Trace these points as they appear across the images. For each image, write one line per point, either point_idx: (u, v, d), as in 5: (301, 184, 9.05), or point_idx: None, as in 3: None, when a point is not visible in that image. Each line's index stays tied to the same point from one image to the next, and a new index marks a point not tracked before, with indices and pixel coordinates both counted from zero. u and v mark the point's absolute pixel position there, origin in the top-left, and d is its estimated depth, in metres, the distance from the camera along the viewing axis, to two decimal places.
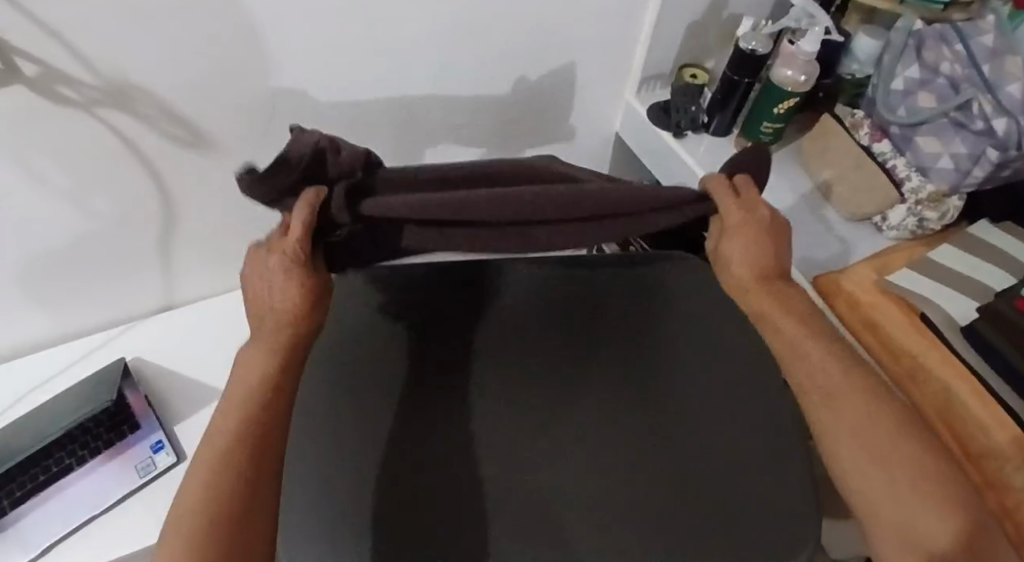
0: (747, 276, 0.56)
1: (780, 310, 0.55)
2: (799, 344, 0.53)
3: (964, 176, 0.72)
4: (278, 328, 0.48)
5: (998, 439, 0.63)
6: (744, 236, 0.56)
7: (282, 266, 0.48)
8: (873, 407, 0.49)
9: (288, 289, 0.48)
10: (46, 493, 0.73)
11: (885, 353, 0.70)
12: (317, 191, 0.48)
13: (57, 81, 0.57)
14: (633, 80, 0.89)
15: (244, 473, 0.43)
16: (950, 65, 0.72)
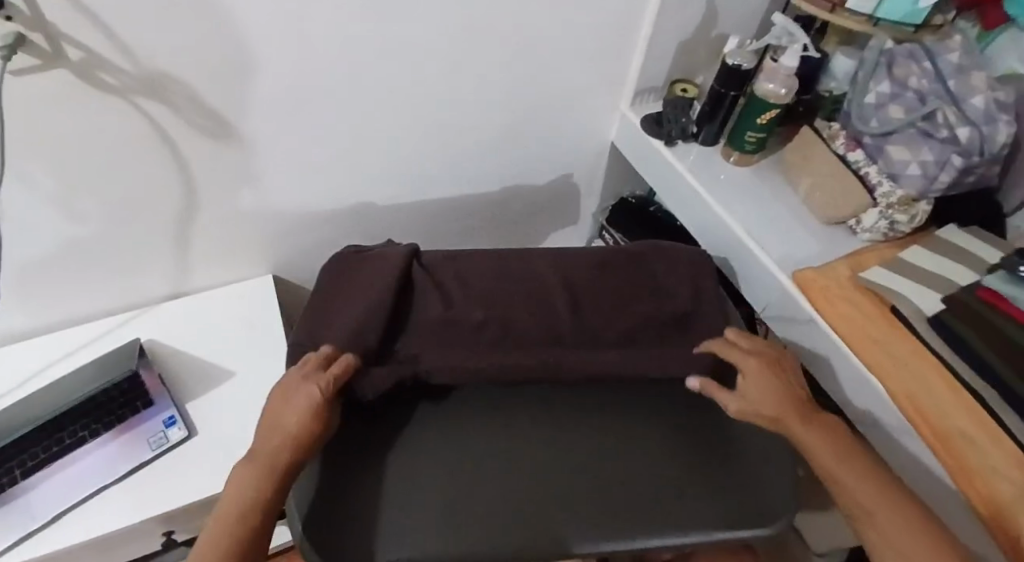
0: (778, 407, 0.70)
1: (824, 442, 0.67)
2: (837, 466, 0.66)
3: (931, 182, 0.77)
4: (281, 453, 0.62)
5: (961, 422, 0.68)
6: (763, 376, 0.73)
7: (301, 395, 0.66)
8: (903, 518, 0.62)
9: (298, 414, 0.65)
10: (58, 464, 0.79)
11: (857, 342, 0.75)
12: (345, 359, 0.71)
13: (98, 68, 0.65)
14: (629, 91, 0.97)
15: (237, 533, 0.58)
16: (918, 80, 0.79)
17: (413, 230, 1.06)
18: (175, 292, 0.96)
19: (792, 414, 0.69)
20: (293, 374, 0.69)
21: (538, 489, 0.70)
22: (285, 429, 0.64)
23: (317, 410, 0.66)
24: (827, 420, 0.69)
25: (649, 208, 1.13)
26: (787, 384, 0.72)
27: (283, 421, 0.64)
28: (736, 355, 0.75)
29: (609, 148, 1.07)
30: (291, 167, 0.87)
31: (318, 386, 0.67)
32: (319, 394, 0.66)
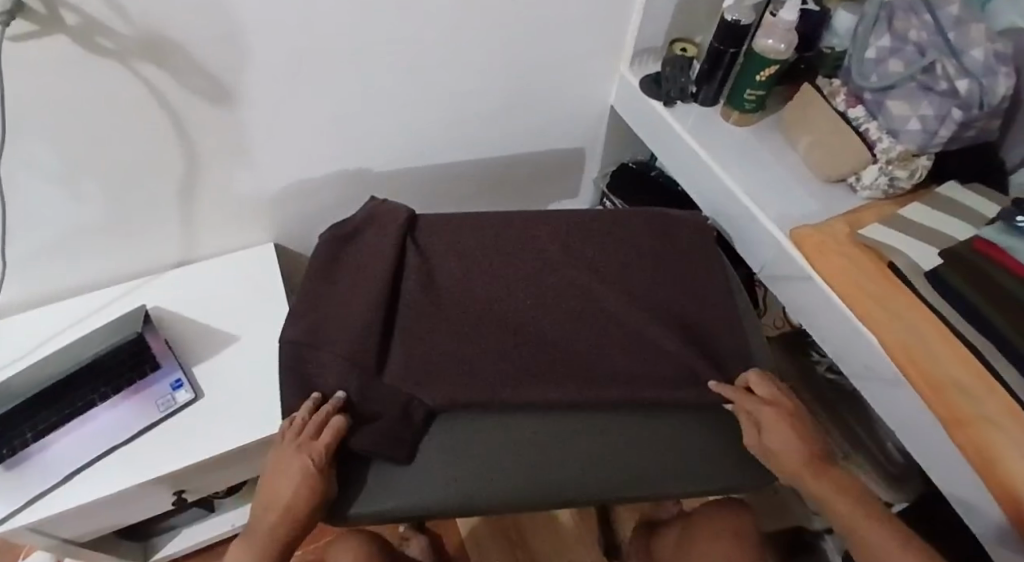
0: (792, 465, 0.69)
1: (842, 500, 0.67)
2: (857, 524, 0.66)
3: (931, 137, 0.77)
4: (278, 527, 0.65)
5: (953, 371, 0.69)
6: (783, 432, 0.70)
7: (293, 473, 0.65)
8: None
9: (291, 493, 0.65)
10: (72, 425, 0.81)
11: (850, 293, 0.75)
12: (338, 424, 0.67)
13: (96, 32, 0.65)
14: (627, 53, 0.96)
15: None
16: (918, 33, 0.77)
17: (412, 197, 1.06)
18: (180, 260, 0.97)
19: (808, 471, 0.69)
20: (290, 439, 0.68)
21: (530, 439, 0.72)
22: (282, 505, 0.65)
23: (308, 486, 0.65)
24: (843, 476, 0.69)
25: (649, 173, 1.12)
26: (805, 441, 0.70)
27: (280, 497, 0.65)
28: (753, 407, 0.73)
29: (608, 112, 1.07)
30: (289, 135, 0.87)
31: (312, 455, 0.66)
32: (316, 465, 0.65)
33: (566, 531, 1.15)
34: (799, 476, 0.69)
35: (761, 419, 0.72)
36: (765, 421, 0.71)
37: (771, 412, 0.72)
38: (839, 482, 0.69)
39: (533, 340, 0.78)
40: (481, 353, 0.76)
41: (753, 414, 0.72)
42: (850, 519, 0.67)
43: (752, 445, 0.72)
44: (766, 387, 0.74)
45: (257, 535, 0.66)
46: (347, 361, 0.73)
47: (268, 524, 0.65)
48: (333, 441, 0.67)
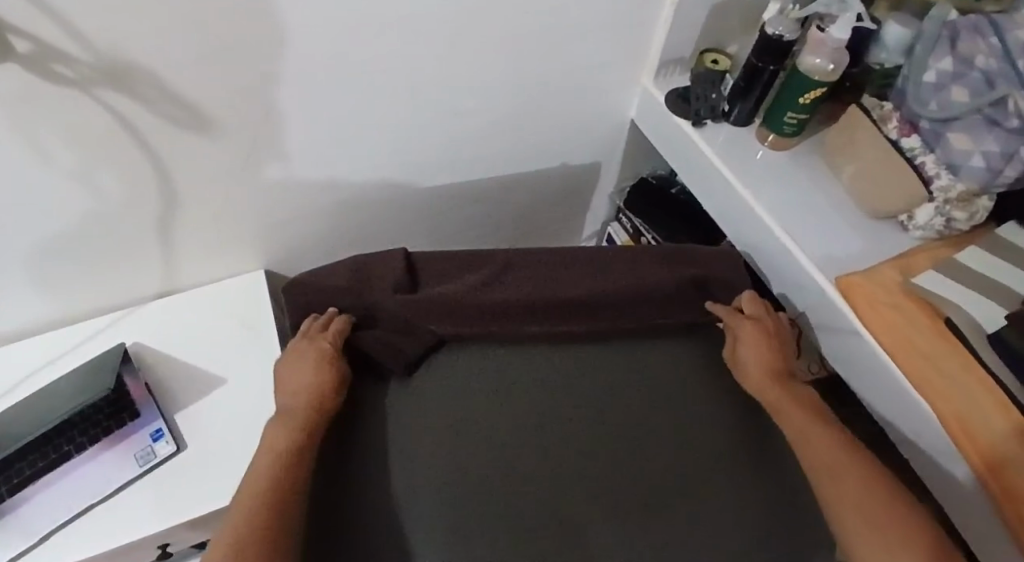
0: (759, 374, 0.74)
1: (795, 406, 0.71)
2: (809, 431, 0.68)
3: (996, 175, 0.68)
4: (303, 405, 0.68)
5: (999, 428, 0.62)
6: (755, 345, 0.76)
7: (315, 359, 0.71)
8: (888, 502, 0.62)
9: (316, 372, 0.70)
10: (47, 480, 0.74)
11: (898, 347, 0.68)
12: (343, 322, 0.75)
13: (51, 59, 0.56)
14: (651, 64, 0.87)
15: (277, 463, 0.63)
16: (985, 59, 0.68)
17: (414, 218, 0.99)
18: (162, 289, 0.90)
19: (770, 382, 0.74)
20: (300, 339, 0.74)
21: (519, 482, 0.68)
22: (301, 387, 0.70)
23: (329, 366, 0.71)
24: (800, 392, 0.73)
25: (670, 189, 1.03)
26: (774, 355, 0.75)
27: (297, 384, 0.70)
28: (735, 323, 0.78)
29: (627, 125, 0.98)
30: (278, 160, 0.79)
31: (325, 342, 0.72)
32: (327, 347, 0.72)
33: None
34: (764, 383, 0.74)
35: (740, 334, 0.77)
36: (740, 332, 0.77)
37: (748, 319, 0.77)
38: (799, 396, 0.73)
39: (536, 277, 0.80)
40: (490, 284, 0.79)
41: (733, 328, 0.78)
42: (802, 429, 0.69)
43: (728, 357, 0.78)
44: (752, 303, 0.79)
45: (277, 425, 0.67)
46: (352, 302, 0.77)
47: (289, 412, 0.68)
48: (341, 335, 0.75)
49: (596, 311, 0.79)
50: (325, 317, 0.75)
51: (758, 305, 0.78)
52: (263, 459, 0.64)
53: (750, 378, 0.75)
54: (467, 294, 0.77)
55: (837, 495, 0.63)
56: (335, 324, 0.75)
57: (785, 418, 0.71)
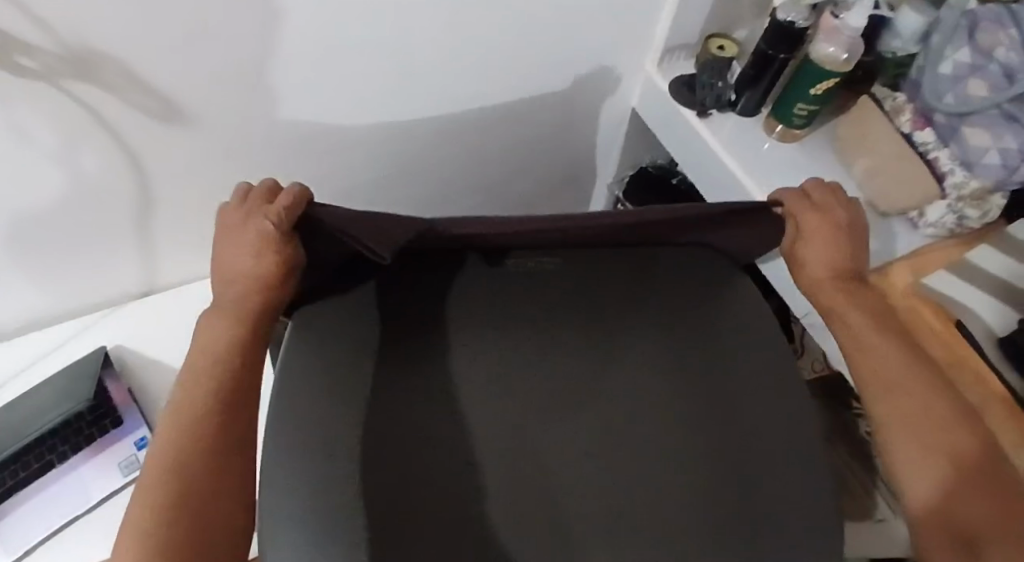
0: (823, 276, 0.62)
1: (860, 311, 0.61)
2: (864, 337, 0.60)
3: (1012, 173, 0.66)
4: (244, 301, 0.55)
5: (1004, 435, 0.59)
6: (823, 240, 0.62)
7: (255, 239, 0.55)
8: (947, 426, 0.54)
9: (258, 259, 0.54)
10: (28, 491, 0.72)
11: None
12: (304, 189, 0.56)
13: (11, 50, 0.51)
14: (655, 51, 0.84)
15: (218, 383, 0.52)
16: (1006, 52, 0.65)
17: (406, 206, 0.95)
18: (143, 287, 0.86)
19: (832, 283, 0.62)
20: (241, 207, 0.58)
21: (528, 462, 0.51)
22: (244, 274, 0.55)
23: (272, 247, 0.54)
24: (868, 294, 0.62)
25: (670, 179, 1.01)
26: (845, 252, 0.62)
27: (237, 269, 0.56)
28: (800, 212, 0.63)
29: (628, 112, 0.95)
30: (261, 150, 0.75)
31: (268, 219, 0.55)
32: (273, 229, 0.54)
33: None
34: (822, 286, 0.62)
35: (805, 226, 0.63)
36: (808, 227, 0.63)
37: (814, 212, 0.63)
38: (862, 299, 0.62)
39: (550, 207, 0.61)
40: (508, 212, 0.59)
41: (797, 217, 0.63)
42: (854, 333, 0.60)
43: (784, 251, 0.65)
44: (828, 190, 0.64)
45: (212, 315, 0.55)
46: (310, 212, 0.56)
47: (224, 298, 0.56)
48: (296, 212, 0.55)
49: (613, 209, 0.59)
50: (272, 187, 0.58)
51: (827, 192, 0.64)
52: (202, 358, 0.53)
53: (808, 281, 0.63)
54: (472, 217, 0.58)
55: (890, 412, 0.56)
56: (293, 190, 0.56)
57: (841, 322, 0.61)
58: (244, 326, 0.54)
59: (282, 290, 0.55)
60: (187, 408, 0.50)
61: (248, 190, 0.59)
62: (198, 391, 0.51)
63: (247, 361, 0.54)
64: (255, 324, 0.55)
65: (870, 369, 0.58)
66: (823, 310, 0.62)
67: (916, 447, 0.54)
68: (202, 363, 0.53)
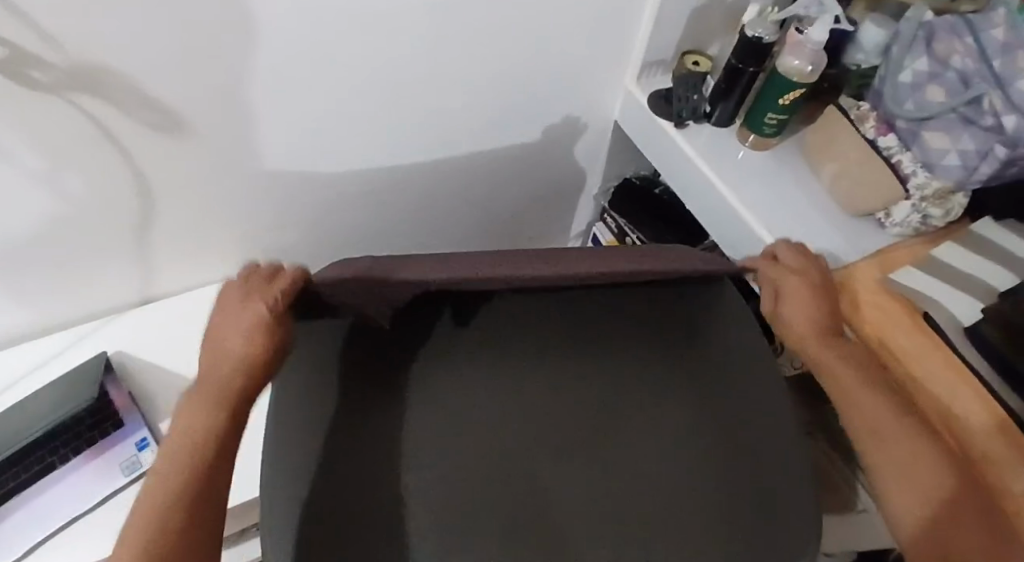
0: (805, 330, 0.65)
1: (845, 363, 0.63)
2: (850, 387, 0.62)
3: (971, 173, 0.70)
4: (228, 382, 0.56)
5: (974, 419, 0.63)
6: (803, 299, 0.66)
7: (248, 320, 0.57)
8: (937, 466, 0.56)
9: (248, 340, 0.57)
10: (28, 493, 0.73)
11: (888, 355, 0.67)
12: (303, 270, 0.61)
13: (25, 64, 0.55)
14: (633, 67, 0.89)
15: (193, 461, 0.52)
16: (961, 59, 0.70)
17: (400, 218, 0.99)
18: (144, 296, 0.89)
19: (816, 337, 0.64)
20: (238, 287, 0.61)
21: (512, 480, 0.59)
22: (232, 356, 0.57)
23: (263, 331, 0.57)
24: (852, 347, 0.64)
25: (653, 189, 1.05)
26: (823, 308, 0.66)
27: (226, 348, 0.57)
28: (780, 276, 0.68)
29: (611, 126, 0.99)
30: (260, 162, 0.79)
31: (264, 301, 0.58)
32: (268, 311, 0.58)
33: None
34: (807, 342, 0.65)
35: (783, 288, 0.68)
36: (787, 287, 0.67)
37: (791, 274, 0.68)
38: (846, 350, 0.64)
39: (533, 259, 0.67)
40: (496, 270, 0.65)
41: (776, 281, 0.68)
42: (841, 382, 0.62)
43: (768, 312, 0.69)
44: (796, 255, 0.70)
45: (194, 398, 0.56)
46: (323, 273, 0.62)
47: (208, 378, 0.57)
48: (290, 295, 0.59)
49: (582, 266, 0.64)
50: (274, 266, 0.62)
51: (801, 257, 0.69)
52: (178, 439, 0.54)
53: (794, 336, 0.66)
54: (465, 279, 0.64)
55: (883, 458, 0.58)
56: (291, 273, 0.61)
57: (828, 374, 0.63)
58: (225, 407, 0.55)
59: (265, 373, 0.58)
60: (161, 489, 0.50)
61: (251, 269, 0.62)
62: (173, 468, 0.51)
63: (225, 441, 0.54)
64: (235, 407, 0.56)
65: (859, 417, 0.60)
66: (810, 362, 0.65)
67: (910, 491, 0.56)
68: (178, 443, 0.53)
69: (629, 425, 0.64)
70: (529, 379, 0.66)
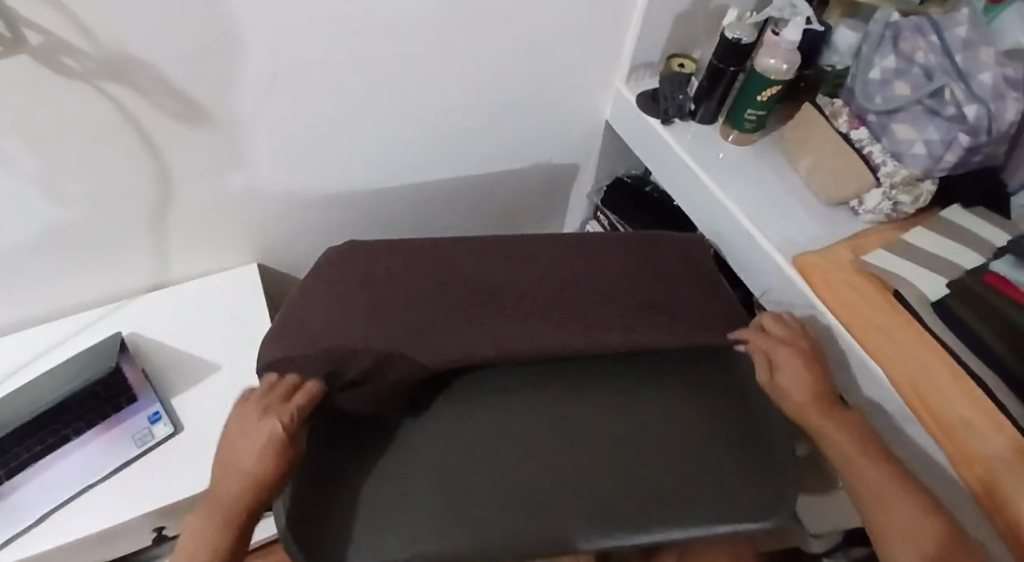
0: (804, 401, 0.69)
1: (844, 434, 0.67)
2: (850, 455, 0.66)
3: (937, 161, 0.74)
4: (240, 498, 0.60)
5: (961, 409, 0.66)
6: (796, 370, 0.70)
7: (260, 439, 0.61)
8: (932, 527, 0.60)
9: (259, 458, 0.60)
10: (43, 464, 0.76)
11: (865, 334, 0.72)
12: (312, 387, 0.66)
13: (60, 51, 0.60)
14: (623, 69, 0.94)
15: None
16: (925, 55, 0.76)
17: (402, 213, 1.04)
18: (158, 282, 0.93)
19: (814, 408, 0.68)
20: (252, 401, 0.64)
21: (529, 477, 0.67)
22: (242, 472, 0.60)
23: (274, 449, 0.61)
24: (850, 417, 0.68)
25: (644, 188, 1.11)
26: (818, 378, 0.70)
27: (239, 463, 0.60)
28: (773, 348, 0.73)
29: (603, 126, 1.05)
30: (272, 154, 0.84)
31: (277, 418, 0.62)
32: (280, 430, 0.61)
33: None
34: (805, 410, 0.68)
35: (777, 358, 0.72)
36: (781, 359, 0.72)
37: (787, 348, 0.72)
38: (846, 421, 0.68)
39: (518, 322, 0.75)
40: (481, 341, 0.72)
41: (768, 352, 0.73)
42: (843, 451, 0.66)
43: (765, 383, 0.72)
44: (788, 330, 0.74)
45: (207, 512, 0.60)
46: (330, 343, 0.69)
47: (220, 491, 0.60)
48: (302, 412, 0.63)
49: (559, 340, 0.73)
50: (286, 377, 0.66)
51: (789, 329, 0.74)
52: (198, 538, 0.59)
53: (793, 407, 0.69)
54: (459, 350, 0.72)
55: (887, 520, 0.62)
56: (304, 389, 0.65)
57: (828, 442, 0.67)
58: (238, 521, 0.60)
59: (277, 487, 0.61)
60: None
61: (271, 382, 0.66)
62: None
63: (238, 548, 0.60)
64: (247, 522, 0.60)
65: (861, 480, 0.64)
66: (811, 431, 0.68)
67: (912, 549, 0.60)
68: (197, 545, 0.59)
69: (621, 437, 0.71)
70: (528, 399, 0.74)
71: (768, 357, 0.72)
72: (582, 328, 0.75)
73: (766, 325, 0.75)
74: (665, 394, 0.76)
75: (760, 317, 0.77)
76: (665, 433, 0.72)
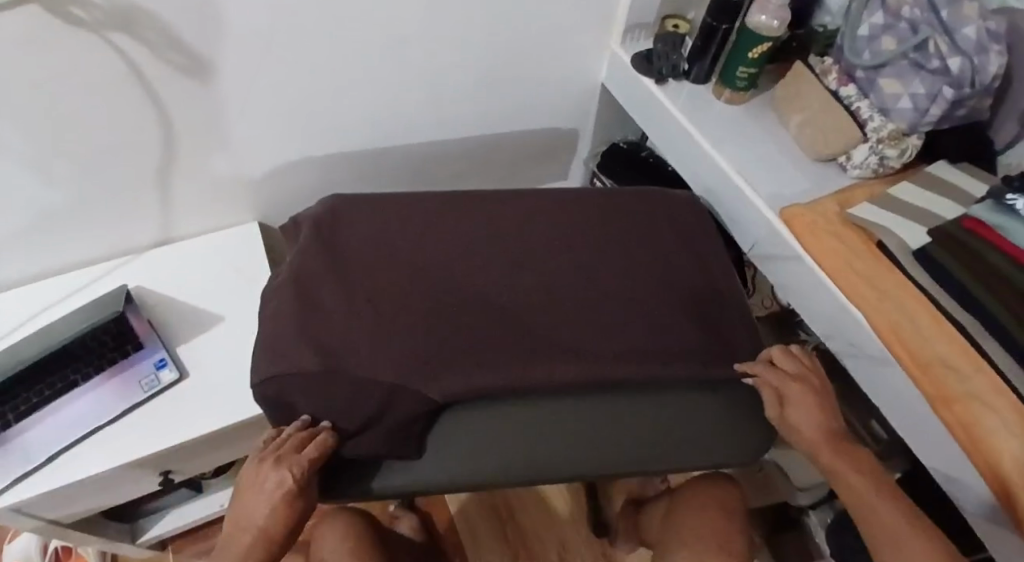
0: (815, 438, 0.68)
1: (855, 470, 0.66)
2: (859, 489, 0.65)
3: (923, 115, 0.76)
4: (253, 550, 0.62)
5: (940, 348, 0.68)
6: (808, 408, 0.69)
7: (274, 496, 0.62)
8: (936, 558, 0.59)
9: (275, 514, 0.62)
10: (53, 407, 0.79)
11: (851, 285, 0.73)
12: (325, 437, 0.64)
13: (68, 1, 0.62)
14: (618, 30, 0.96)
15: None
16: (911, 9, 0.76)
17: (402, 174, 1.06)
18: (161, 238, 0.96)
19: (826, 446, 0.67)
20: (268, 451, 0.65)
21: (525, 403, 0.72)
22: (257, 526, 0.62)
23: (286, 505, 0.62)
24: (861, 455, 0.67)
25: (640, 153, 1.13)
26: (827, 416, 0.69)
27: (253, 518, 0.62)
28: (786, 386, 0.71)
29: (599, 89, 1.07)
30: (274, 111, 0.86)
31: (289, 473, 0.62)
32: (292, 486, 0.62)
33: (557, 512, 1.16)
34: (816, 446, 0.68)
35: (789, 396, 0.71)
36: (793, 396, 0.70)
37: (799, 386, 0.71)
38: (858, 459, 0.67)
39: (524, 350, 0.71)
40: (489, 376, 0.68)
41: (779, 388, 0.71)
42: (851, 485, 0.65)
43: (776, 419, 0.71)
44: (800, 366, 0.73)
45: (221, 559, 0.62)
46: (331, 378, 0.66)
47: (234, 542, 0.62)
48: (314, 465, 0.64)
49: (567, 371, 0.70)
50: (295, 422, 0.65)
51: (799, 363, 0.73)
52: None
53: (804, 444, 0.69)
54: (463, 384, 0.68)
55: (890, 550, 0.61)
56: (316, 440, 0.64)
57: (840, 479, 0.66)
58: None
59: (289, 536, 0.64)
60: None
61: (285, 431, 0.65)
62: None
63: None
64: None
65: (868, 512, 0.63)
66: (822, 467, 0.68)
67: None
68: None
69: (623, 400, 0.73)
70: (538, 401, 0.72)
71: (779, 394, 0.71)
72: (592, 359, 0.72)
73: (777, 359, 0.74)
74: (680, 400, 0.74)
75: (769, 349, 0.76)
76: (672, 437, 0.73)
